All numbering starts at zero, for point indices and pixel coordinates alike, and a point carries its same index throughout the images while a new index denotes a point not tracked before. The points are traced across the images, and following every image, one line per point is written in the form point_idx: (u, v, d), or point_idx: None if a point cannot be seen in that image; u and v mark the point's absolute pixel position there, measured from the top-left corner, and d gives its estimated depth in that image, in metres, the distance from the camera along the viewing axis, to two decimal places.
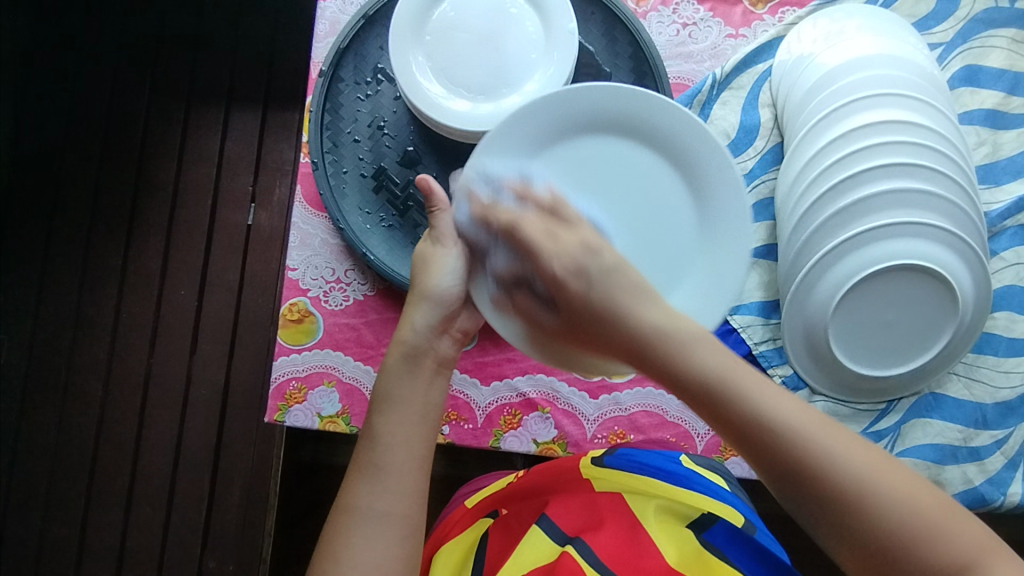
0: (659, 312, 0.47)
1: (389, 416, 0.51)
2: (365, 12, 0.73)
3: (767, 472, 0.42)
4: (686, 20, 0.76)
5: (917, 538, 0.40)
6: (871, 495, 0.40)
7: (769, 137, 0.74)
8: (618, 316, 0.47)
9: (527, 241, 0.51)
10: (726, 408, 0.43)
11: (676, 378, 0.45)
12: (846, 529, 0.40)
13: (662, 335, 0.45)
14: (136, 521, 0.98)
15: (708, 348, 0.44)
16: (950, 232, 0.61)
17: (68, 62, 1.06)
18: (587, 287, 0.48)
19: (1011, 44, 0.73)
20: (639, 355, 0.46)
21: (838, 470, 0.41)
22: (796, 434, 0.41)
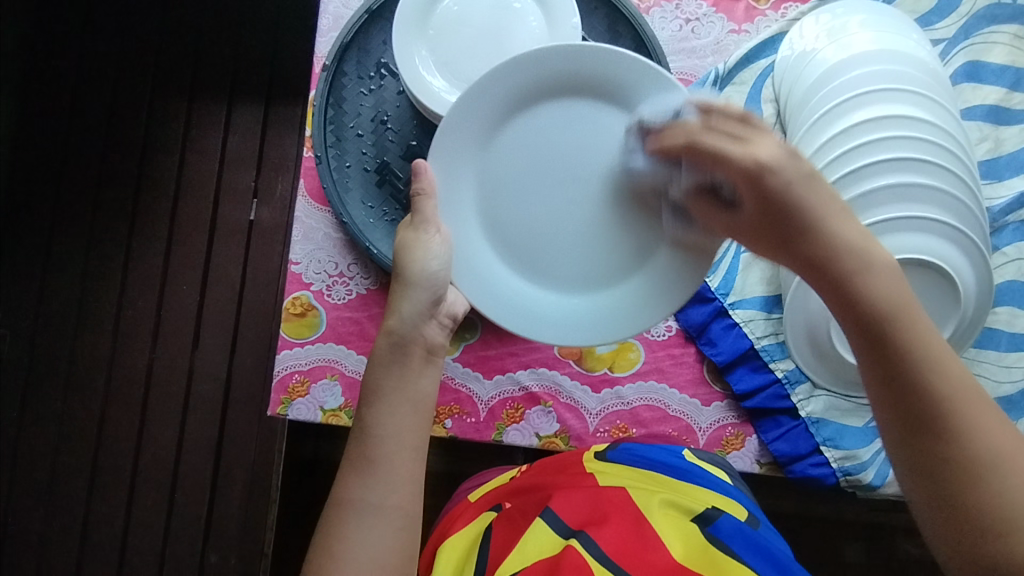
0: (852, 233, 0.47)
1: (378, 407, 0.51)
2: (370, 6, 0.73)
3: (870, 347, 0.45)
4: (689, 16, 0.76)
5: (998, 458, 0.41)
6: (966, 411, 0.42)
7: (771, 133, 0.74)
8: (813, 222, 0.47)
9: (710, 145, 0.50)
10: (854, 293, 0.46)
11: (852, 302, 0.46)
12: (930, 428, 0.42)
13: (855, 252, 0.47)
14: (138, 516, 0.98)
15: (860, 240, 0.47)
16: (952, 226, 0.61)
17: (71, 57, 1.06)
18: (785, 186, 0.48)
19: (1013, 40, 0.74)
20: (817, 268, 0.47)
21: (945, 382, 0.43)
22: (954, 393, 0.43)
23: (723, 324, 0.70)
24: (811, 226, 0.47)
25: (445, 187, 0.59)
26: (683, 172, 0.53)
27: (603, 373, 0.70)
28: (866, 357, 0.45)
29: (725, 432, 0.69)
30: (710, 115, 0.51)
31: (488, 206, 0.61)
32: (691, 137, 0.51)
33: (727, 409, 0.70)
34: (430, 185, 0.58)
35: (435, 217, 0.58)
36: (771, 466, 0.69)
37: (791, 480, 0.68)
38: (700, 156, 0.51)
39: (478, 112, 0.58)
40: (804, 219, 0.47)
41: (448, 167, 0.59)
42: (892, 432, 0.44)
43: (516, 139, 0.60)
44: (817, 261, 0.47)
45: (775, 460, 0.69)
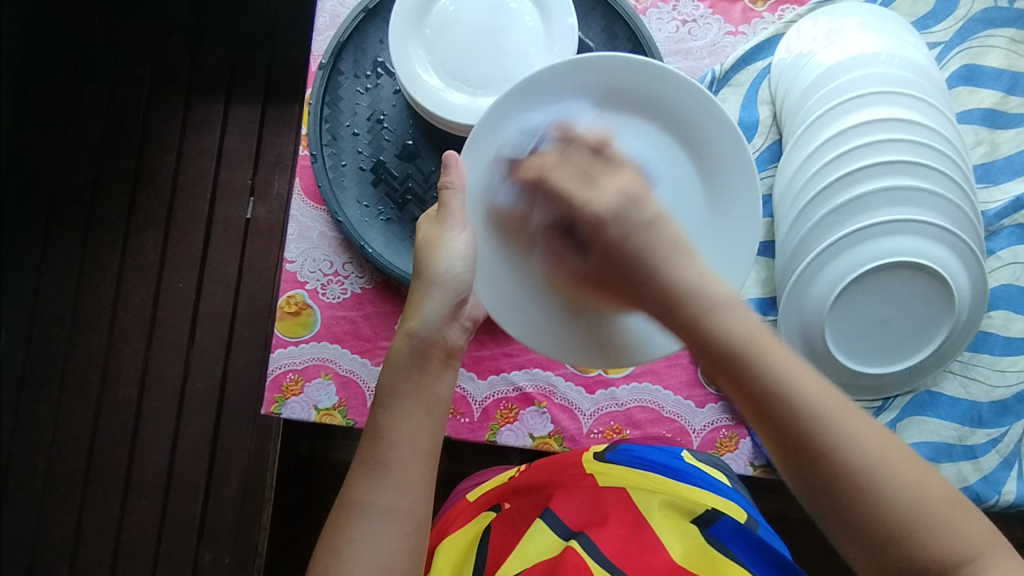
0: (692, 270, 0.45)
1: (395, 411, 0.51)
2: (366, 5, 0.73)
3: (745, 399, 0.42)
4: (686, 17, 0.76)
5: (871, 473, 0.39)
6: (836, 437, 0.40)
7: (768, 135, 0.74)
8: (658, 266, 0.45)
9: (563, 193, 0.50)
10: (703, 333, 0.43)
11: (704, 335, 0.43)
12: (799, 456, 0.40)
13: (694, 292, 0.44)
14: (132, 512, 0.98)
15: (699, 278, 0.45)
16: (946, 230, 0.61)
17: (69, 54, 1.06)
18: (626, 237, 0.47)
19: (1010, 44, 0.74)
20: (676, 315, 0.44)
21: (809, 406, 0.40)
22: (815, 414, 0.40)
23: None
24: (655, 270, 0.45)
25: (479, 187, 0.56)
26: (539, 210, 0.53)
27: (597, 373, 0.70)
28: (732, 388, 0.43)
29: (719, 434, 0.69)
30: (552, 169, 0.51)
31: (518, 216, 0.58)
32: (546, 182, 0.51)
33: (721, 411, 0.70)
34: (460, 179, 0.55)
35: (462, 214, 0.55)
36: (765, 469, 0.68)
37: (785, 483, 0.68)
38: (556, 202, 0.51)
39: (514, 117, 0.56)
40: (646, 262, 0.46)
41: (484, 174, 0.56)
42: (778, 458, 0.42)
43: None
44: (686, 293, 0.44)
45: (769, 463, 0.69)
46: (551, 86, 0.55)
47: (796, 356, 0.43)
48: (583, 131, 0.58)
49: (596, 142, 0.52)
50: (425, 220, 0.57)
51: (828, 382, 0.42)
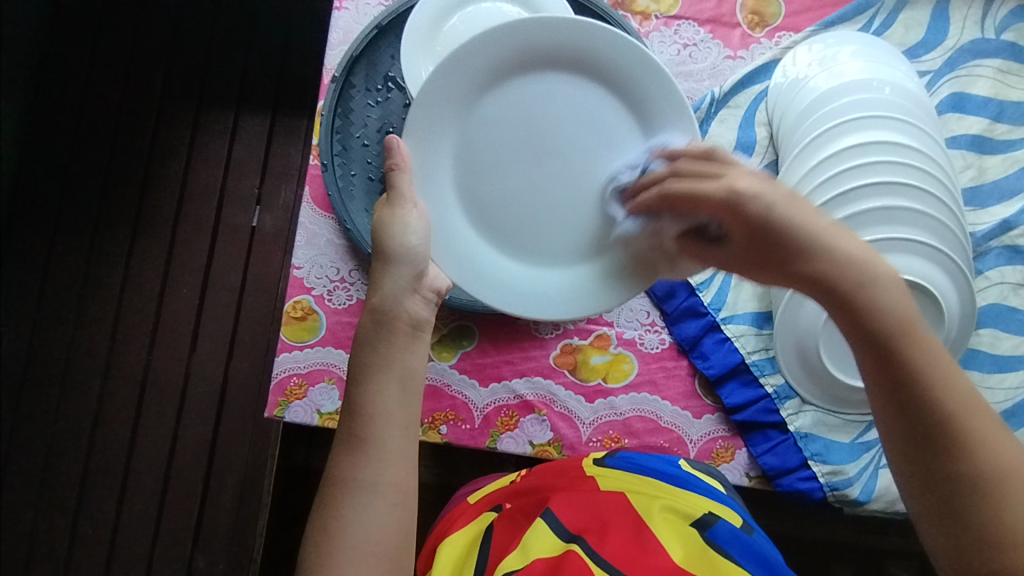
0: (851, 247, 0.45)
1: (366, 384, 0.51)
2: (378, 22, 0.75)
3: (881, 374, 0.42)
4: (687, 41, 0.79)
5: (998, 477, 0.40)
6: (975, 441, 0.40)
7: (764, 155, 0.77)
8: (813, 242, 0.45)
9: (687, 190, 0.51)
10: (860, 304, 0.43)
11: (869, 328, 0.43)
12: (934, 442, 0.41)
13: (858, 263, 0.44)
14: (128, 516, 0.98)
15: (860, 252, 0.45)
16: (936, 249, 0.63)
17: (83, 62, 1.08)
18: (766, 213, 0.46)
19: (996, 74, 0.77)
20: (843, 304, 0.44)
21: (953, 402, 0.41)
22: (957, 413, 0.41)
23: (714, 338, 0.72)
24: (804, 239, 0.45)
25: (422, 158, 0.61)
26: (668, 220, 0.54)
27: (596, 383, 0.72)
28: (876, 379, 0.43)
29: (716, 445, 0.70)
30: (678, 166, 0.53)
31: (465, 177, 0.63)
32: (666, 193, 0.53)
33: (718, 422, 0.71)
34: (403, 161, 0.58)
35: (410, 192, 0.58)
36: (760, 480, 0.70)
37: (779, 494, 0.70)
38: (676, 202, 0.52)
39: (459, 80, 0.61)
40: (796, 234, 0.45)
41: (430, 136, 0.61)
42: (897, 457, 0.43)
43: (490, 111, 0.63)
44: (806, 250, 0.45)
45: (764, 474, 0.70)
46: (490, 47, 0.60)
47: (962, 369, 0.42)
48: (519, 91, 0.63)
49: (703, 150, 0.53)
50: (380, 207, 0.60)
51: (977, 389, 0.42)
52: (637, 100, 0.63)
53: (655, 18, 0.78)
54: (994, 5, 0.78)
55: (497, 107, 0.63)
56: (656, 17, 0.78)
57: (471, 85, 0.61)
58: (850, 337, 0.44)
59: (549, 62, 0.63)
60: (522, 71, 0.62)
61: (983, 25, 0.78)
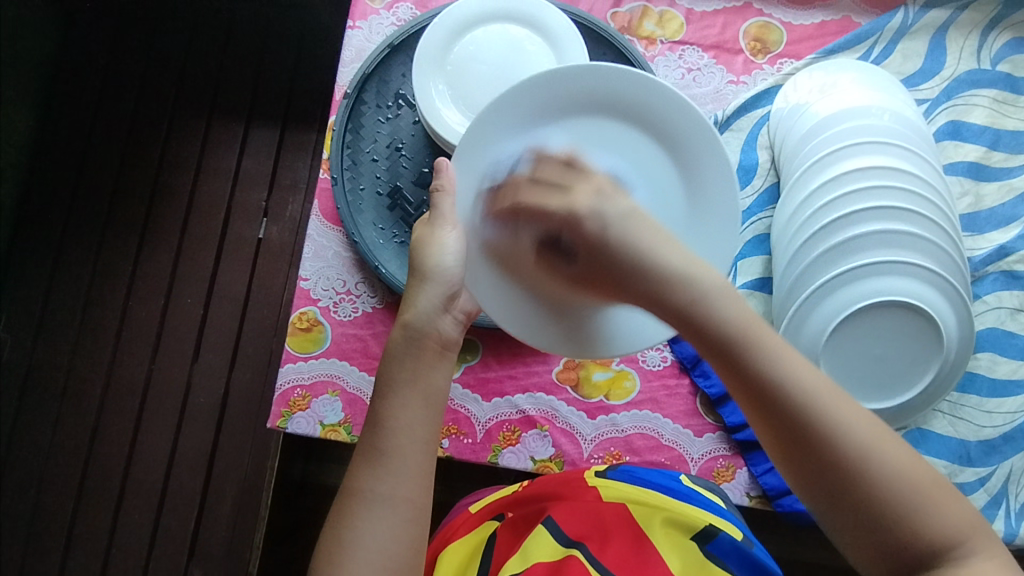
0: (679, 259, 0.49)
1: (392, 400, 0.51)
2: (391, 41, 0.77)
3: (741, 383, 0.45)
4: (691, 65, 0.80)
5: (862, 452, 0.42)
6: (835, 420, 0.43)
7: (766, 177, 0.78)
8: (639, 255, 0.50)
9: (534, 200, 0.54)
10: (700, 321, 0.47)
11: (710, 333, 0.46)
12: (806, 439, 0.43)
13: (684, 279, 0.48)
14: (124, 525, 0.97)
15: (685, 265, 0.49)
16: (934, 272, 0.65)
17: (97, 74, 1.10)
18: (603, 228, 0.52)
19: (992, 103, 0.79)
20: (682, 316, 0.48)
21: (802, 391, 0.44)
22: (803, 398, 0.43)
23: None
24: (634, 257, 0.50)
25: (465, 192, 0.58)
26: (524, 231, 0.56)
27: (598, 400, 0.72)
28: (735, 386, 0.46)
29: (716, 463, 0.71)
30: (537, 170, 0.56)
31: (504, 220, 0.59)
32: (518, 202, 0.55)
33: (719, 440, 0.71)
34: (451, 182, 0.57)
35: (454, 214, 0.57)
36: (761, 499, 0.70)
37: (780, 514, 0.70)
38: (527, 213, 0.55)
39: (503, 122, 0.57)
40: (625, 250, 0.50)
41: (469, 179, 0.58)
42: (777, 457, 0.45)
43: (538, 150, 0.58)
44: (641, 264, 0.50)
45: (765, 494, 0.70)
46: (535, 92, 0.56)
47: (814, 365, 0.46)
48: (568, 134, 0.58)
49: (566, 158, 0.56)
50: (419, 223, 0.59)
51: (825, 374, 0.45)
52: (687, 152, 0.58)
53: (660, 43, 0.80)
54: (990, 37, 0.80)
55: (544, 147, 0.58)
56: (661, 42, 0.80)
57: (515, 126, 0.57)
58: (703, 350, 0.47)
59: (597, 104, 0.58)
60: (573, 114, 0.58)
61: (980, 56, 0.80)
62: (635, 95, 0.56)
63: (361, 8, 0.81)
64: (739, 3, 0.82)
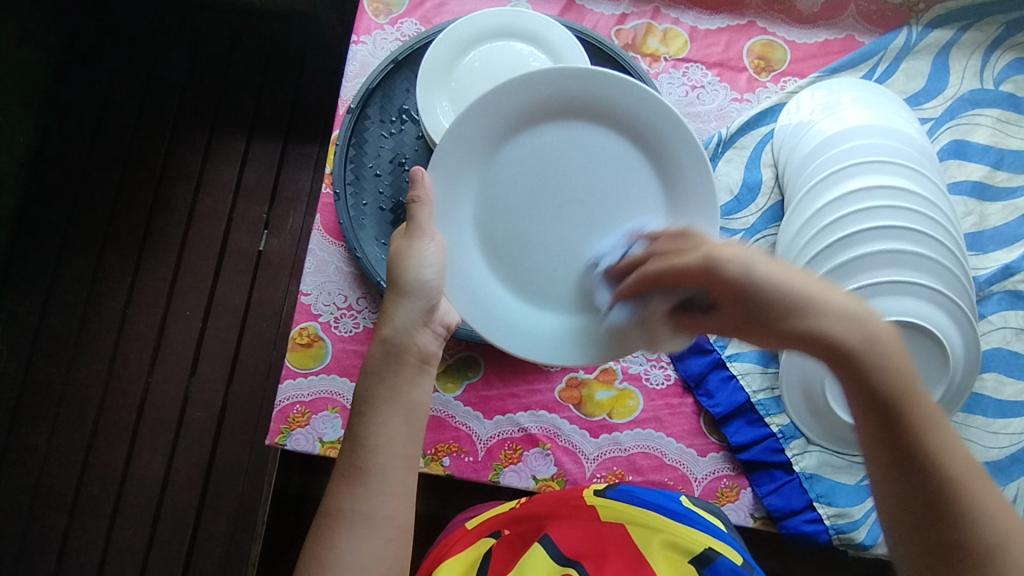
0: (842, 303, 0.43)
1: (370, 416, 0.51)
2: (396, 56, 0.77)
3: (890, 444, 0.41)
4: (695, 83, 0.80)
5: (1002, 543, 0.39)
6: (958, 497, 0.40)
7: (770, 196, 0.78)
8: (799, 310, 0.42)
9: (665, 266, 0.49)
10: (860, 377, 0.41)
11: (868, 390, 0.41)
12: (936, 509, 0.40)
13: (857, 327, 0.42)
14: (118, 541, 0.96)
15: (856, 310, 0.42)
16: (941, 293, 0.64)
17: (99, 86, 1.10)
18: (748, 276, 0.44)
19: (995, 123, 0.79)
20: (840, 359, 0.42)
21: (953, 469, 0.40)
22: (958, 488, 0.40)
23: (720, 376, 0.72)
24: (787, 304, 0.43)
25: (443, 193, 0.61)
26: (657, 298, 0.51)
27: (601, 418, 0.71)
28: (871, 430, 0.42)
29: (721, 484, 0.70)
30: (654, 245, 0.53)
31: (484, 220, 0.63)
32: (648, 274, 0.51)
33: (723, 460, 0.71)
34: (426, 193, 0.58)
35: (431, 226, 0.58)
36: (765, 521, 0.69)
37: (784, 536, 0.69)
38: (664, 277, 0.49)
39: (484, 123, 0.61)
40: (777, 297, 0.43)
41: (452, 178, 0.61)
42: (893, 516, 0.42)
43: (517, 155, 0.63)
44: (799, 307, 0.43)
45: (769, 515, 0.69)
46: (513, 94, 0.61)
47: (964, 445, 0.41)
48: (547, 138, 0.63)
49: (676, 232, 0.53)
50: (398, 236, 0.60)
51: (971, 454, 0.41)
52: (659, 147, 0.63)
53: (664, 60, 0.81)
54: (993, 57, 0.81)
55: (523, 150, 0.63)
56: (665, 60, 0.80)
57: (495, 130, 0.62)
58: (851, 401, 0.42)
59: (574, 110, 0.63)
60: (549, 117, 0.63)
61: (983, 76, 0.80)
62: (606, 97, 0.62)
63: (366, 23, 0.81)
64: (743, 21, 0.82)
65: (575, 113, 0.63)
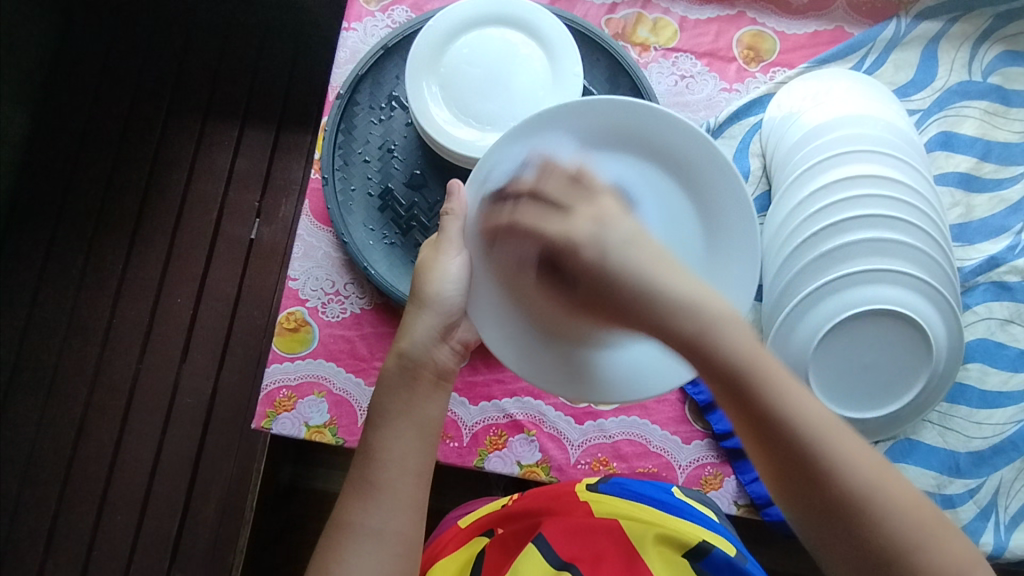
0: (679, 285, 0.45)
1: (383, 431, 0.52)
2: (386, 43, 0.77)
3: (746, 420, 0.44)
4: (684, 73, 0.80)
5: (865, 493, 0.42)
6: (818, 459, 0.42)
7: (758, 185, 0.78)
8: (644, 282, 0.46)
9: (531, 221, 0.51)
10: (710, 348, 0.43)
11: (718, 369, 0.43)
12: (806, 480, 0.43)
13: (691, 305, 0.44)
14: (108, 525, 0.96)
15: (691, 292, 0.45)
16: (923, 281, 0.64)
17: (93, 73, 1.10)
18: (602, 255, 0.48)
19: (983, 115, 0.79)
20: (687, 347, 0.44)
21: (807, 428, 0.43)
22: (812, 433, 0.42)
23: None
24: (639, 282, 0.46)
25: (478, 219, 0.57)
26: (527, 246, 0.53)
27: (587, 405, 0.71)
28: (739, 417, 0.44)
29: (704, 471, 0.70)
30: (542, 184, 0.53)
31: None
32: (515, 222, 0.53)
33: (707, 448, 0.71)
34: (462, 207, 0.57)
35: (461, 239, 0.56)
36: (749, 508, 0.70)
37: (768, 524, 0.69)
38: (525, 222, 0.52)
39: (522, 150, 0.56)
40: (626, 269, 0.47)
41: (485, 201, 0.57)
42: (773, 477, 0.44)
43: None
44: (648, 297, 0.45)
45: (753, 502, 0.70)
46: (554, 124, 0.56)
47: (821, 404, 0.44)
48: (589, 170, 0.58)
49: (574, 171, 0.53)
50: (427, 246, 0.59)
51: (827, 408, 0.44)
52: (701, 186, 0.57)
53: (654, 50, 0.81)
54: (981, 50, 0.81)
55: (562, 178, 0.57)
56: (655, 49, 0.81)
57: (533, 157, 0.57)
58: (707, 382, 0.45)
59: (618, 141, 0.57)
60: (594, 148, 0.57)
61: (971, 69, 0.80)
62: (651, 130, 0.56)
63: (357, 10, 0.82)
64: (733, 11, 0.83)
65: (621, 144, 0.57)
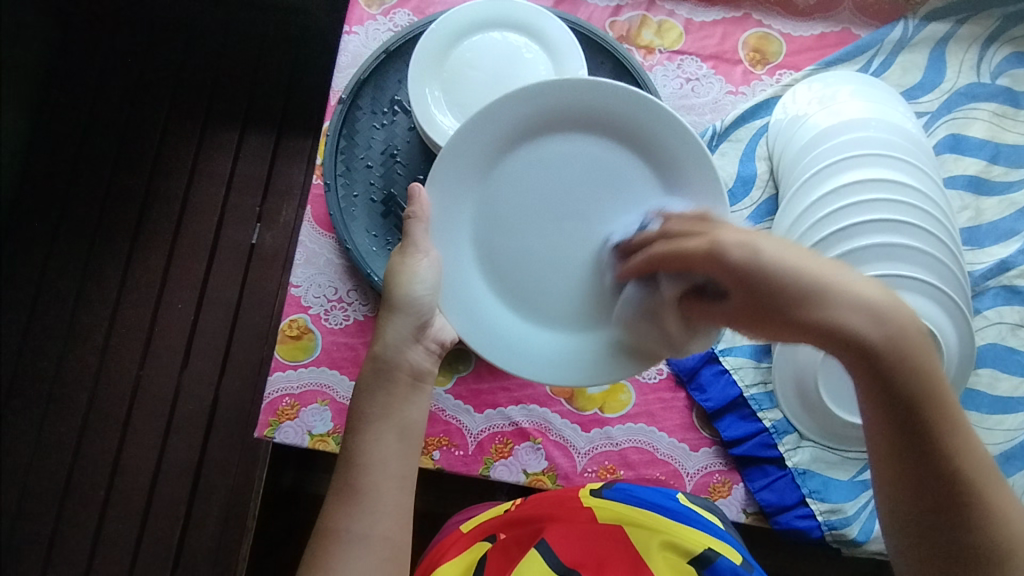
0: (864, 295, 0.40)
1: (364, 436, 0.51)
2: (388, 47, 0.76)
3: (907, 449, 0.40)
4: (690, 75, 0.80)
5: (1011, 542, 0.39)
6: (965, 506, 0.39)
7: (765, 189, 0.77)
8: (823, 304, 0.40)
9: (670, 249, 0.48)
10: (890, 376, 0.39)
11: (894, 389, 0.39)
12: (950, 517, 0.40)
13: (879, 317, 0.39)
14: (109, 534, 0.95)
15: (871, 293, 0.40)
16: (935, 287, 0.64)
17: (92, 77, 1.09)
18: (757, 265, 0.41)
19: (992, 117, 0.78)
20: (863, 365, 0.39)
21: (971, 467, 0.39)
22: (972, 473, 0.39)
23: (713, 370, 0.71)
24: (816, 292, 0.40)
25: (443, 214, 0.60)
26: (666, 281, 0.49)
27: (593, 413, 0.71)
28: (892, 436, 0.40)
29: (712, 479, 0.70)
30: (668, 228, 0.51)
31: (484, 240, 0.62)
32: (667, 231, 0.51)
33: (715, 455, 0.70)
34: (423, 209, 0.58)
35: (425, 240, 0.58)
36: (758, 516, 0.69)
37: (777, 532, 0.69)
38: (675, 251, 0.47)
39: (480, 143, 0.59)
40: (805, 286, 0.40)
41: (449, 194, 0.60)
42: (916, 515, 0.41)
43: (518, 168, 0.61)
44: (812, 298, 0.40)
45: (762, 510, 0.69)
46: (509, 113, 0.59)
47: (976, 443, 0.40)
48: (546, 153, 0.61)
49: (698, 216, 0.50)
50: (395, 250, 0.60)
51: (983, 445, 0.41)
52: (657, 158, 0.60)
53: (659, 52, 0.80)
54: (990, 51, 0.80)
55: (521, 166, 0.61)
56: (660, 52, 0.80)
57: (492, 147, 0.60)
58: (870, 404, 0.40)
59: (574, 121, 0.60)
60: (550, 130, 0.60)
61: (979, 70, 0.80)
62: (602, 104, 0.59)
63: (358, 13, 0.81)
64: (739, 13, 0.82)
65: (580, 127, 0.60)
